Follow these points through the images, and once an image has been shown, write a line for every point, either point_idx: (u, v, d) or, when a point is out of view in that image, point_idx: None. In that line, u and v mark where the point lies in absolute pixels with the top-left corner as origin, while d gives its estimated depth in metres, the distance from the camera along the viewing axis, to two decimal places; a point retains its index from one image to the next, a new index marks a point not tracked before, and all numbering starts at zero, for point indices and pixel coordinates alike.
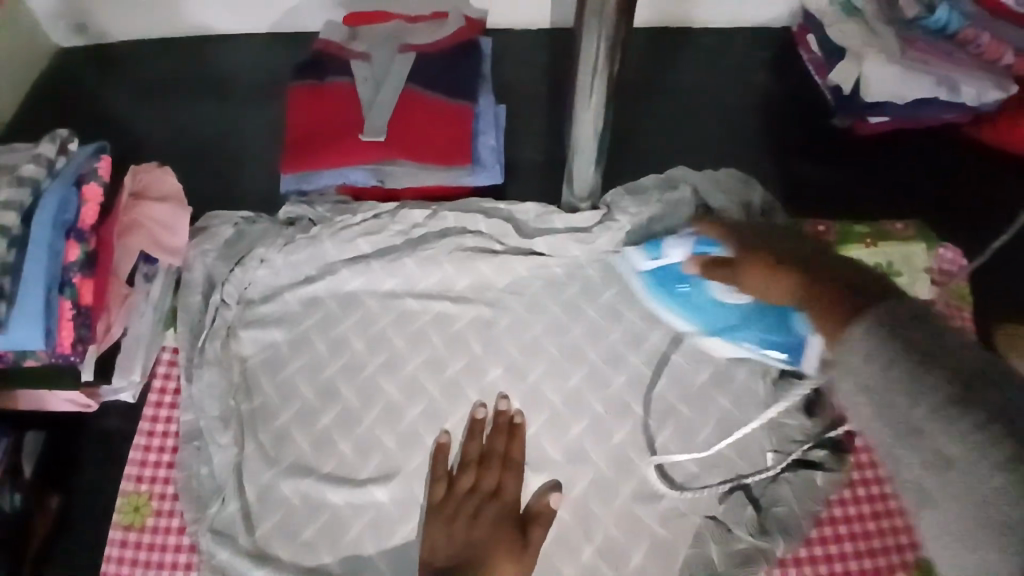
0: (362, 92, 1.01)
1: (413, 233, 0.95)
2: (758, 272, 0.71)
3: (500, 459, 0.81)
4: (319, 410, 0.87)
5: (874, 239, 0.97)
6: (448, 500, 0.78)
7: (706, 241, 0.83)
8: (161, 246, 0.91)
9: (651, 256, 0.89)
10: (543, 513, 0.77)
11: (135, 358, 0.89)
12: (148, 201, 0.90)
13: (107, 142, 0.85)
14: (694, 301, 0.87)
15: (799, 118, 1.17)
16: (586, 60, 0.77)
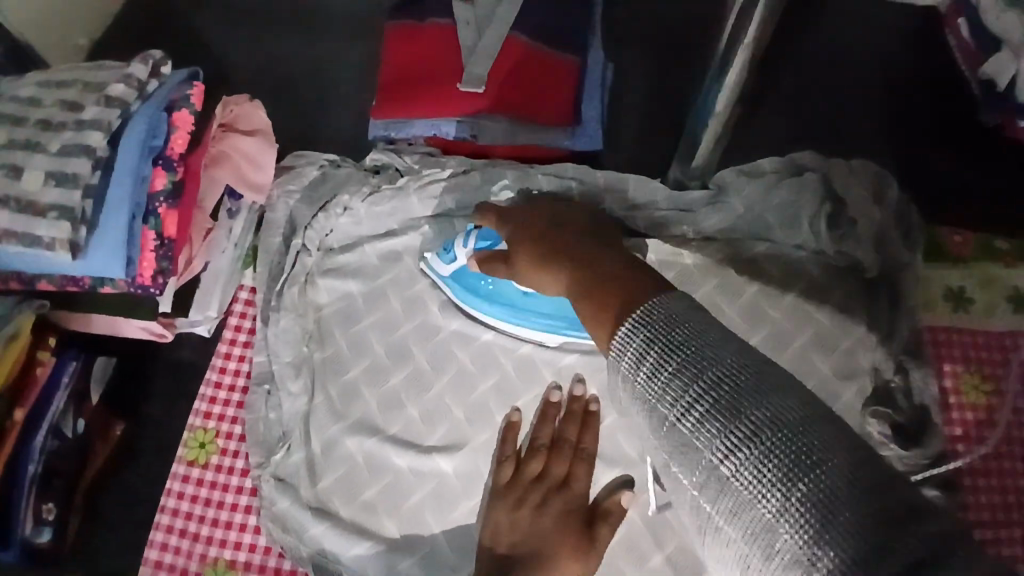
0: (463, 37, 0.94)
1: (502, 196, 0.90)
2: (532, 266, 0.70)
3: (571, 448, 0.74)
4: (390, 370, 0.84)
5: (1015, 257, 0.86)
6: (515, 484, 0.73)
7: (488, 237, 0.80)
8: (247, 182, 0.89)
9: (446, 262, 0.84)
10: (612, 511, 0.72)
11: (212, 293, 0.88)
12: (237, 133, 0.87)
13: (197, 68, 0.78)
14: (500, 297, 0.82)
15: (941, 109, 1.04)
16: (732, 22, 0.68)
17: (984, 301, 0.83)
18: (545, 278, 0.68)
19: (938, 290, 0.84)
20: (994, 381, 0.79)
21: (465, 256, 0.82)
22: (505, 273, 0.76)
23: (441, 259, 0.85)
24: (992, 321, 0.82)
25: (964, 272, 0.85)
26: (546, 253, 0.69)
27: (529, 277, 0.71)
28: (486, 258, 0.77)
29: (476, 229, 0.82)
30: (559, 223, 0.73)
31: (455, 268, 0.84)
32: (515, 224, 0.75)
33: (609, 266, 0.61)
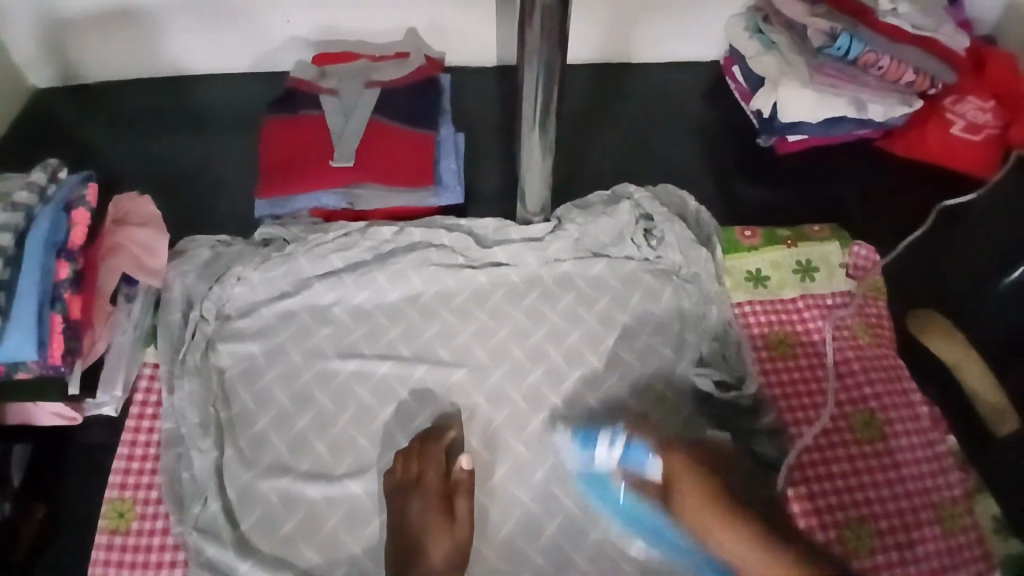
0: (332, 123, 1.11)
1: (383, 249, 1.04)
2: (697, 498, 0.77)
3: (419, 450, 0.88)
4: (296, 414, 0.93)
5: (794, 240, 1.08)
6: (397, 491, 0.85)
7: (642, 450, 0.83)
8: (144, 268, 0.97)
9: (580, 457, 0.87)
10: (462, 481, 0.85)
11: (117, 374, 0.94)
12: (131, 226, 0.97)
13: (94, 172, 0.93)
14: (630, 514, 0.83)
15: (731, 140, 1.30)
16: (529, 88, 0.89)
17: (776, 277, 1.04)
18: (719, 527, 0.74)
19: (741, 275, 1.05)
20: (794, 337, 1.00)
21: (608, 460, 0.84)
22: (655, 478, 0.80)
23: (574, 451, 0.88)
24: (784, 291, 1.03)
25: (760, 258, 1.06)
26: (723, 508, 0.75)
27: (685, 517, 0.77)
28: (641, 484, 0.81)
29: (628, 437, 0.84)
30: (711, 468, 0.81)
31: (580, 471, 0.87)
32: (683, 453, 0.81)
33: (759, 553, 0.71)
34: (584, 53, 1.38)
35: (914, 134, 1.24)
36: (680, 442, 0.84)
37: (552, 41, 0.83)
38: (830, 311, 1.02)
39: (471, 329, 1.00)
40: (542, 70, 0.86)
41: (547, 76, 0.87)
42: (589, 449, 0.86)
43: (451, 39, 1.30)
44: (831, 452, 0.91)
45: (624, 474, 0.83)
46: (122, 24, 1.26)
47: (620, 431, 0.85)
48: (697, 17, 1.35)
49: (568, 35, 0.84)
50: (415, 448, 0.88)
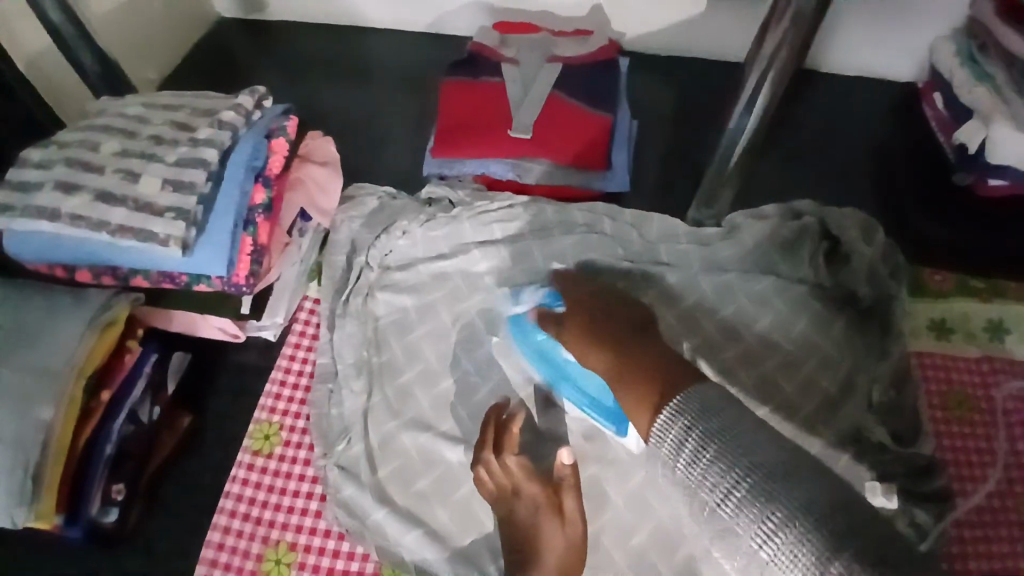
0: (511, 93, 1.10)
1: (543, 227, 1.03)
2: (577, 329, 0.82)
3: (494, 439, 0.83)
4: (441, 374, 0.94)
5: (984, 295, 1.00)
6: (496, 487, 0.81)
7: (554, 297, 0.91)
8: (318, 208, 1.02)
9: (510, 304, 0.96)
10: (561, 476, 0.77)
11: (281, 301, 0.99)
12: (310, 163, 1.02)
13: (292, 105, 0.96)
14: (547, 353, 0.90)
15: (918, 171, 1.20)
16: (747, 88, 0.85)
17: (962, 331, 0.96)
18: (596, 352, 0.78)
19: (922, 322, 0.97)
20: (975, 401, 0.91)
21: (524, 309, 0.93)
22: (552, 335, 0.85)
23: (508, 302, 0.97)
24: (969, 349, 0.95)
25: (945, 307, 0.98)
26: (597, 333, 0.79)
27: (568, 346, 0.82)
28: (545, 315, 0.88)
29: (545, 288, 0.93)
30: (613, 311, 0.82)
31: (509, 308, 0.96)
32: (583, 298, 0.86)
33: (629, 346, 0.75)
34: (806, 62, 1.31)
35: None
36: (592, 295, 0.86)
37: (793, 42, 0.77)
38: (1018, 378, 0.93)
39: None
40: (770, 69, 0.81)
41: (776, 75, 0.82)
42: (523, 302, 0.94)
43: (635, 23, 1.26)
44: (1002, 535, 0.83)
45: (537, 312, 0.90)
46: None
47: (542, 284, 0.94)
48: (926, 25, 1.22)
49: (812, 39, 0.78)
50: (490, 437, 0.84)
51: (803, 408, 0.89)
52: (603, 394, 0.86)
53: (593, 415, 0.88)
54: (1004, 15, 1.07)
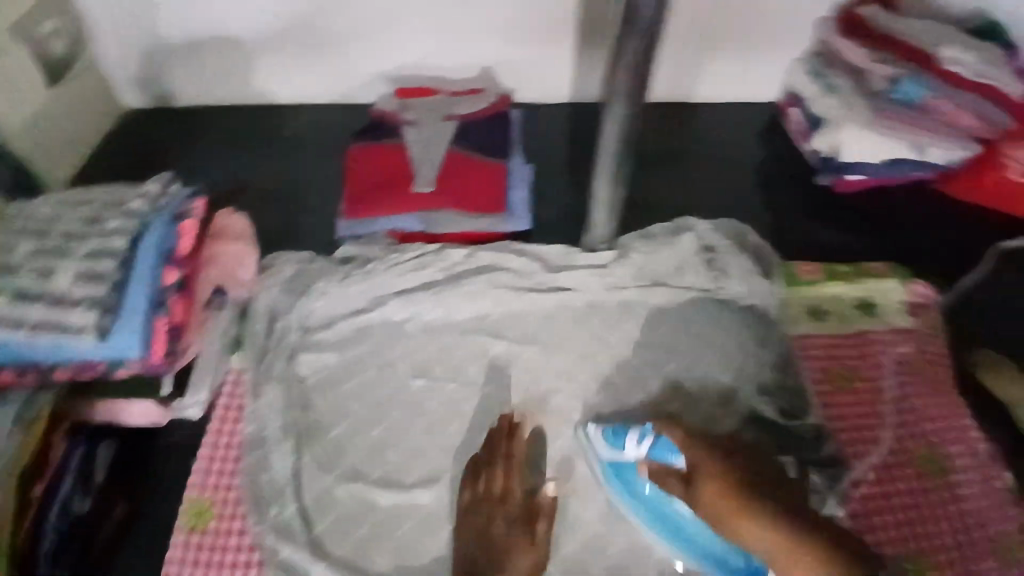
0: (413, 151, 1.18)
1: (454, 271, 1.09)
2: (722, 499, 0.80)
3: (495, 459, 0.92)
4: (368, 424, 0.98)
5: (853, 276, 1.11)
6: (479, 501, 0.89)
7: (670, 449, 0.87)
8: (233, 280, 1.05)
9: (611, 444, 0.90)
10: (545, 504, 0.89)
11: (204, 378, 1.01)
12: (226, 241, 1.04)
13: (201, 188, 1.00)
14: (653, 505, 0.88)
15: (788, 178, 1.34)
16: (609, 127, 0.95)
17: (836, 312, 1.07)
18: (746, 528, 0.78)
19: (801, 307, 1.08)
20: (856, 372, 1.02)
21: (636, 454, 0.88)
22: (680, 492, 0.84)
23: (606, 445, 0.91)
24: (844, 326, 1.06)
25: (821, 293, 1.09)
26: (739, 500, 0.79)
27: (704, 507, 0.81)
28: (661, 470, 0.86)
29: (655, 436, 0.88)
30: (753, 467, 0.84)
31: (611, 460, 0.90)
32: (727, 456, 0.84)
33: (765, 532, 0.77)
34: (659, 96, 1.44)
35: (969, 177, 1.24)
36: (694, 432, 0.88)
37: (633, 85, 0.89)
38: (889, 345, 1.04)
39: (537, 350, 1.05)
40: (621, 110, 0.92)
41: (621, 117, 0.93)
42: (620, 450, 0.89)
43: (522, 78, 1.37)
44: (892, 484, 0.93)
45: (648, 464, 0.87)
46: (220, 53, 1.36)
47: (647, 428, 0.89)
48: (786, 50, 1.37)
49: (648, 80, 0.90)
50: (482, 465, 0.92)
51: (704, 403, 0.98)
52: (731, 553, 0.84)
53: (709, 567, 0.86)
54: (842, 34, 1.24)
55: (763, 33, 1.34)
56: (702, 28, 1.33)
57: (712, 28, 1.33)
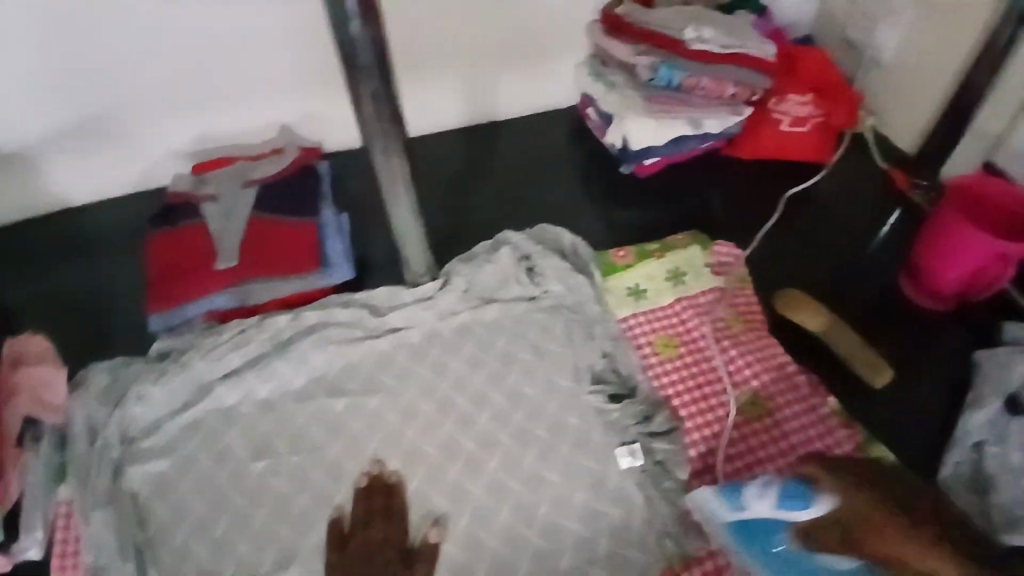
0: (212, 228, 1.14)
1: (279, 338, 1.07)
2: (886, 531, 0.76)
3: (370, 512, 0.93)
4: (212, 520, 0.94)
5: (661, 251, 1.18)
6: (347, 555, 0.89)
7: (798, 495, 0.78)
8: (44, 405, 0.98)
9: (731, 507, 0.82)
10: (427, 544, 0.90)
11: (33, 516, 0.93)
12: (26, 367, 0.99)
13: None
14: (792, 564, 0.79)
15: (598, 172, 1.41)
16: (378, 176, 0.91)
17: (653, 288, 1.14)
18: (920, 554, 0.74)
19: (623, 291, 1.14)
20: (678, 339, 1.08)
21: (759, 506, 0.80)
22: (835, 539, 0.77)
23: (722, 501, 0.83)
24: (663, 298, 1.13)
25: (636, 274, 1.16)
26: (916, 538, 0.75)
27: (866, 541, 0.76)
28: (815, 523, 0.78)
29: (777, 483, 0.79)
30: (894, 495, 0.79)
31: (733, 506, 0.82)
32: (858, 488, 0.78)
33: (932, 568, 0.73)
34: (413, 128, 1.44)
35: (750, 140, 1.33)
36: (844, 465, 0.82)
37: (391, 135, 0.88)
38: (704, 308, 1.11)
39: (380, 396, 1.03)
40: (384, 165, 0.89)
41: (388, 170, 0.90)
42: (743, 499, 0.81)
43: (323, 129, 1.36)
44: (732, 442, 0.98)
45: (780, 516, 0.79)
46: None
47: (768, 478, 0.80)
48: (554, 58, 1.43)
49: None
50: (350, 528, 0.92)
51: (546, 406, 1.01)
52: None
53: None
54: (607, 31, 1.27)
55: (516, 48, 1.39)
56: (449, 52, 1.35)
57: (461, 50, 1.35)
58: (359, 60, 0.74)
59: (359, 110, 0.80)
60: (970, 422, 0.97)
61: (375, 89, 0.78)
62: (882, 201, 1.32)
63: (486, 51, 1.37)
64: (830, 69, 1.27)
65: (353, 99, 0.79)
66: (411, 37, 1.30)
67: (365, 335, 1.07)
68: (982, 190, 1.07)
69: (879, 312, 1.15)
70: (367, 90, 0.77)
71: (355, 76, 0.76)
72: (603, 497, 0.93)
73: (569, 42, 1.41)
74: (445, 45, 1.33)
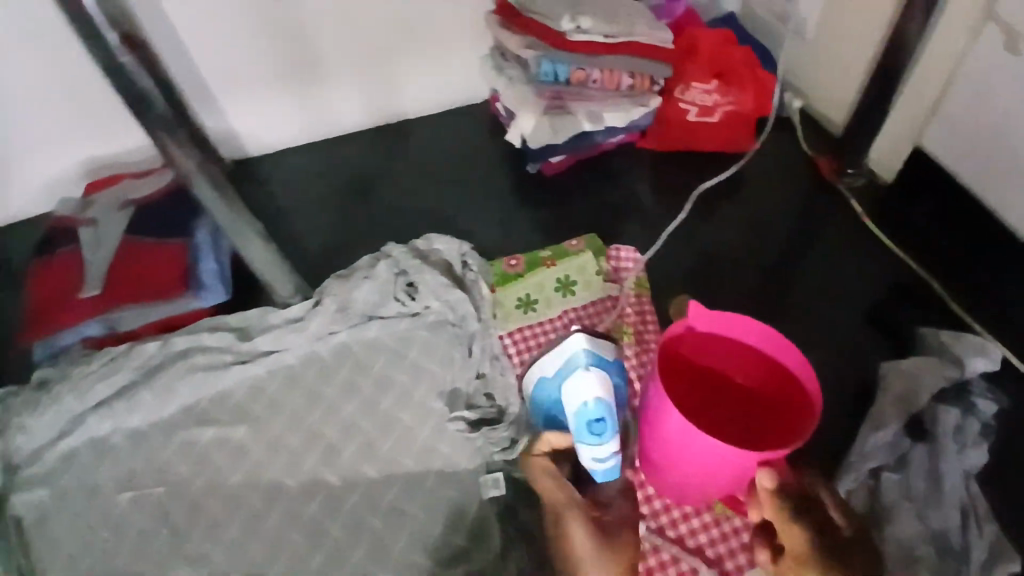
0: (85, 254, 1.12)
1: (150, 365, 1.03)
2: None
3: (345, 535, 0.90)
4: (79, 555, 0.92)
5: (552, 259, 1.12)
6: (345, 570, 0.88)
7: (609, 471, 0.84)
8: None
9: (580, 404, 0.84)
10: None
11: None
12: None
13: None
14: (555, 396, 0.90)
15: (509, 167, 1.31)
16: (212, 203, 0.87)
17: (543, 299, 1.08)
18: None
19: (512, 302, 1.08)
20: None
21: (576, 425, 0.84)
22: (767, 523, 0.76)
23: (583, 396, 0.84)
24: (552, 310, 1.07)
25: (524, 284, 1.09)
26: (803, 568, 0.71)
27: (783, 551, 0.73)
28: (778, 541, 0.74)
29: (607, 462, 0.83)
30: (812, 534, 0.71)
31: (566, 372, 0.88)
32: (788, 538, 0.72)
33: None
34: (250, 152, 1.31)
35: (663, 132, 1.25)
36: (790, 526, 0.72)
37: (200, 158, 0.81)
38: (591, 320, 1.05)
39: (247, 428, 0.99)
40: (215, 191, 0.85)
41: (212, 191, 0.85)
42: (590, 436, 0.83)
43: (242, 127, 1.27)
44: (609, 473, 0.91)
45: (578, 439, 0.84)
46: None
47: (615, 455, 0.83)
48: (425, 58, 1.31)
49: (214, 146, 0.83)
50: (336, 557, 0.88)
51: (416, 432, 0.97)
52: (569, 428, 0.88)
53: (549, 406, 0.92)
54: (502, 23, 1.18)
55: (386, 47, 1.26)
56: (276, 69, 1.21)
57: (296, 66, 1.22)
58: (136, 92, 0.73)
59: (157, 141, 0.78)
60: (867, 443, 0.88)
61: (161, 117, 0.76)
62: (811, 193, 1.22)
63: (396, 47, 1.27)
64: (735, 52, 1.21)
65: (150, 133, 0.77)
66: (218, 57, 1.16)
67: (232, 362, 1.03)
68: (756, 361, 0.83)
69: (789, 319, 1.08)
70: (153, 118, 0.76)
71: (136, 108, 0.74)
72: (460, 528, 0.89)
73: (440, 41, 1.29)
74: (305, 52, 1.21)
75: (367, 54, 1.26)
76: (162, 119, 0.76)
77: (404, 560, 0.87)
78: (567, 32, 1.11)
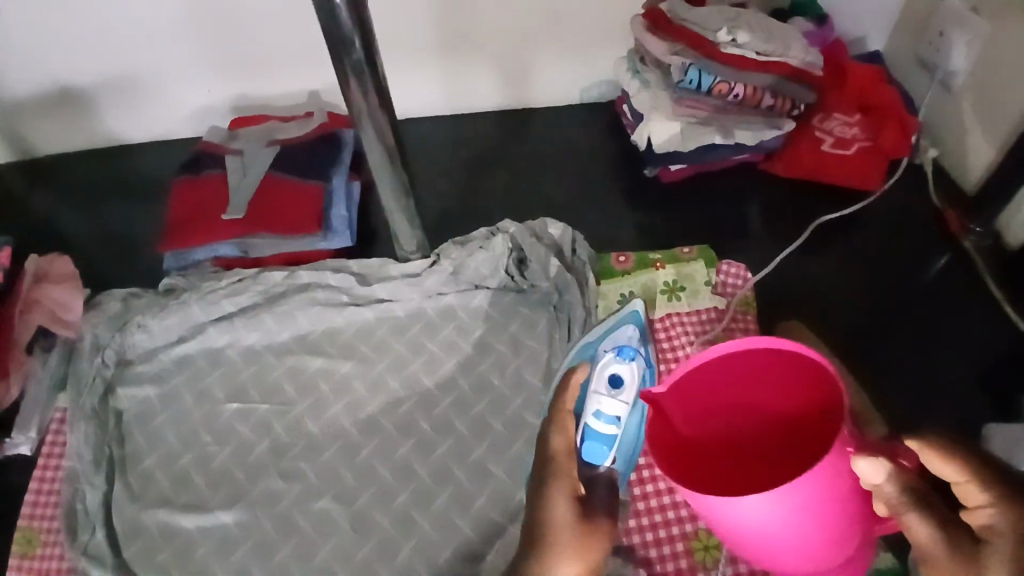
0: (230, 180, 1.21)
1: (273, 291, 1.10)
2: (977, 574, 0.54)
3: (427, 482, 0.94)
4: (179, 452, 0.99)
5: (663, 263, 1.13)
6: (424, 514, 0.92)
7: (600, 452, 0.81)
8: (58, 321, 1.06)
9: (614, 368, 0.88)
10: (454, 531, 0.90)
11: (31, 417, 1.03)
12: (49, 283, 1.07)
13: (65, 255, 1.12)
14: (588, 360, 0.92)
15: (625, 168, 1.33)
16: (371, 148, 0.94)
17: (647, 299, 1.08)
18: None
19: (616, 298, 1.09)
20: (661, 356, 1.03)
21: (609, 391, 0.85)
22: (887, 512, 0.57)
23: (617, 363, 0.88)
24: (655, 311, 1.07)
25: (630, 281, 1.10)
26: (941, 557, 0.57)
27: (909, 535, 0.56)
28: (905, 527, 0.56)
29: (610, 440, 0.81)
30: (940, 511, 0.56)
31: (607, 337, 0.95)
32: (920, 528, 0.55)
33: None
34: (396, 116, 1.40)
35: (790, 154, 1.26)
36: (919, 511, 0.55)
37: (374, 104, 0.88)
38: (693, 329, 1.05)
39: (354, 364, 1.05)
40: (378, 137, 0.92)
41: (375, 137, 0.92)
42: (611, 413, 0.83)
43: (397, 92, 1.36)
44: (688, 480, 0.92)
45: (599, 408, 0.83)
46: (69, 109, 1.38)
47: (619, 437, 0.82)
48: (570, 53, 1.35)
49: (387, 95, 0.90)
50: (417, 500, 0.93)
51: (508, 401, 1.00)
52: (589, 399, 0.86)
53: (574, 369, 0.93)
54: (649, 25, 1.19)
55: (537, 35, 1.31)
56: (435, 40, 1.29)
57: (453, 40, 1.29)
58: (339, 34, 0.80)
59: (343, 82, 0.85)
60: None
61: (355, 63, 0.83)
62: (931, 245, 1.20)
63: (546, 37, 1.32)
64: (883, 90, 1.27)
65: (340, 76, 0.85)
66: (387, 20, 1.25)
67: (349, 303, 1.09)
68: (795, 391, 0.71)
69: (891, 364, 1.07)
70: (348, 63, 0.83)
71: (336, 51, 0.82)
72: None
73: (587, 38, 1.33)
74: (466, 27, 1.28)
75: (518, 39, 1.31)
76: (354, 62, 0.83)
77: (481, 517, 0.91)
78: (720, 43, 1.14)
